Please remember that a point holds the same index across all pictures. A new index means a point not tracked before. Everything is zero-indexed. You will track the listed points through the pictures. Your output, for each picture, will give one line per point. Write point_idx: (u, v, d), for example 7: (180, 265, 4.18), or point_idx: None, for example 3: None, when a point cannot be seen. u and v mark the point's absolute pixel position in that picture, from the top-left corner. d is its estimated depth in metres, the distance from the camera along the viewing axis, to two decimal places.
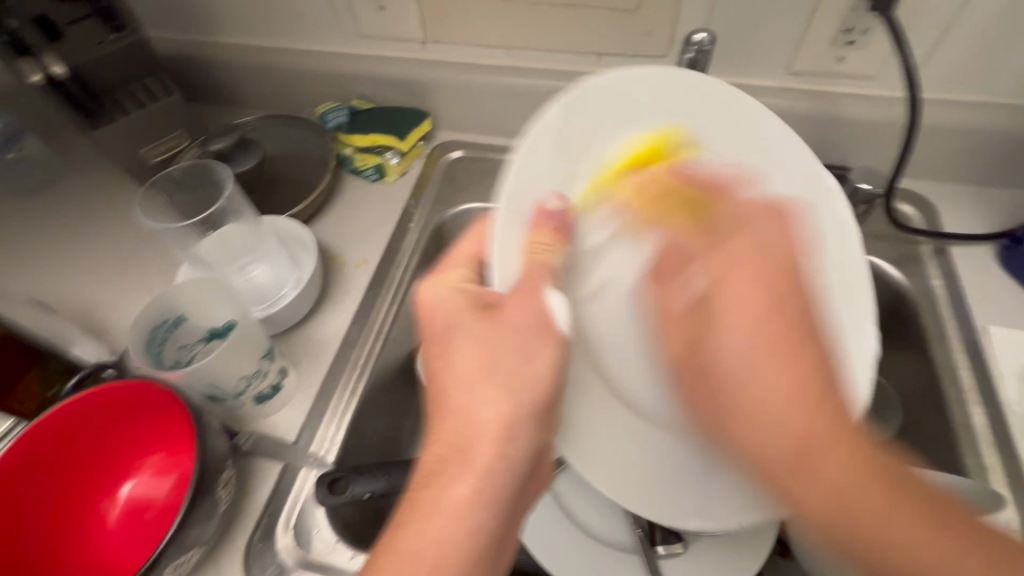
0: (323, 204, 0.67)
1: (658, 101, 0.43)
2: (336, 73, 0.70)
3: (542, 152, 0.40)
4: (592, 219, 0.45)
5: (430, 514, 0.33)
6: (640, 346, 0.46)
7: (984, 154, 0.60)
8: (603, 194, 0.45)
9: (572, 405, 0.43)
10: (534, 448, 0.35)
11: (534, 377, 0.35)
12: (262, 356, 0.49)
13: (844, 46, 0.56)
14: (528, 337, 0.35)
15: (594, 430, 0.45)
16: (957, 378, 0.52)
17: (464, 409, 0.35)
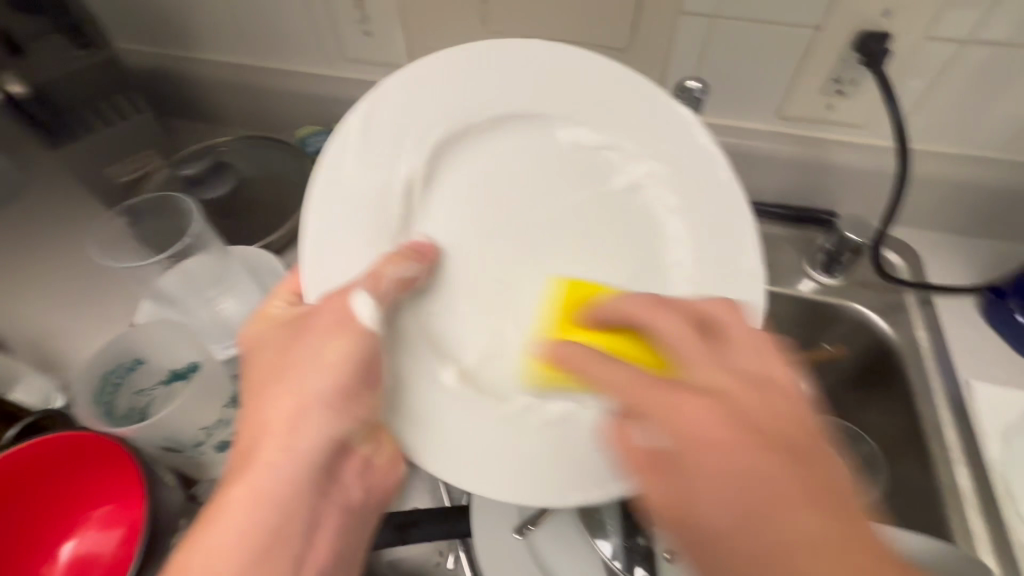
0: (300, 232, 0.65)
1: (485, 75, 0.40)
2: (320, 96, 0.68)
3: (348, 148, 0.38)
4: (431, 210, 0.40)
5: (220, 515, 0.32)
6: (487, 324, 0.40)
7: (967, 206, 0.61)
8: (445, 181, 0.41)
9: (412, 390, 0.37)
10: (329, 435, 0.35)
11: (326, 368, 0.35)
12: (227, 404, 0.46)
13: (834, 94, 0.56)
14: (316, 338, 0.35)
15: (433, 404, 0.37)
16: (943, 434, 0.51)
17: (263, 413, 0.35)
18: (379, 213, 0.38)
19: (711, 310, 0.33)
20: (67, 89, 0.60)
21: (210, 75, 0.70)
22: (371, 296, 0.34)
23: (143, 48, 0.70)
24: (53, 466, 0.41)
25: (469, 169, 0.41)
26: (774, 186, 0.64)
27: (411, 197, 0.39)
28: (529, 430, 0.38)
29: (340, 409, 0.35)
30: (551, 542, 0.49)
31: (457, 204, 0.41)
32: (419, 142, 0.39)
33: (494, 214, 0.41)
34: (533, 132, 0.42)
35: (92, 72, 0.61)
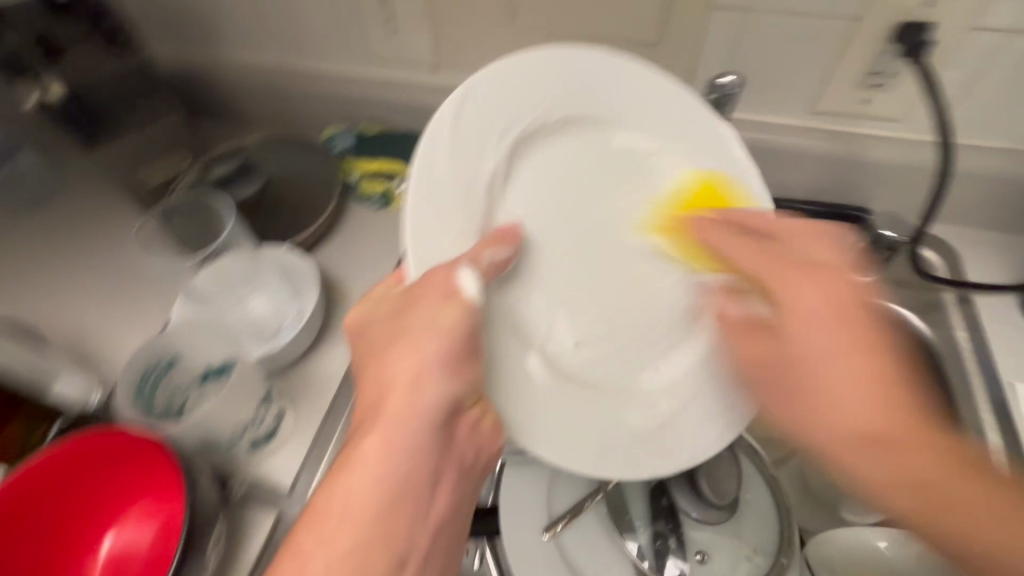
0: (327, 231, 0.65)
1: (555, 76, 0.41)
2: (346, 96, 0.69)
3: (439, 139, 0.37)
4: (512, 201, 0.40)
5: (350, 464, 0.34)
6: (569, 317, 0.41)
7: (1009, 202, 0.58)
8: (524, 172, 0.41)
9: (501, 371, 0.38)
10: (444, 399, 0.35)
11: (438, 333, 0.35)
12: (260, 400, 0.47)
13: (871, 88, 0.54)
14: (427, 311, 0.36)
15: (518, 386, 0.38)
16: (986, 438, 0.49)
17: (380, 375, 0.36)
18: (470, 208, 0.37)
19: (807, 247, 0.39)
20: (102, 94, 0.62)
21: (238, 75, 0.70)
22: (475, 271, 0.35)
23: (171, 49, 0.71)
24: (93, 460, 0.42)
25: (544, 163, 0.41)
26: (807, 181, 0.63)
27: (493, 192, 0.39)
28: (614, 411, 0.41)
29: (449, 374, 0.35)
30: (582, 541, 0.49)
31: (529, 200, 0.41)
32: (499, 142, 0.39)
33: (573, 206, 0.41)
34: (594, 134, 0.43)
35: (123, 76, 0.62)
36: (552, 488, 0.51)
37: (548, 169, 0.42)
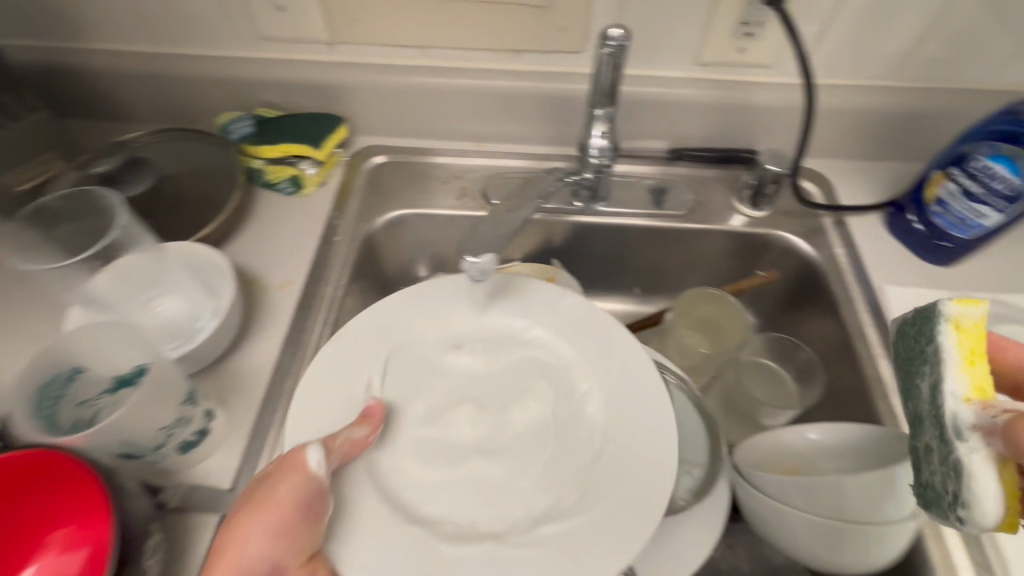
0: (237, 223, 0.63)
1: (424, 309, 0.50)
2: (239, 79, 0.66)
3: (319, 373, 0.45)
4: (395, 391, 0.46)
5: None
6: (443, 483, 0.42)
7: (866, 132, 0.67)
8: (398, 386, 0.46)
9: (354, 530, 0.38)
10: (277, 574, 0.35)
11: (281, 508, 0.36)
12: (183, 402, 0.44)
13: (744, 37, 0.60)
14: (281, 516, 0.36)
15: (366, 528, 0.38)
16: (866, 334, 0.56)
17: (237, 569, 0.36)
18: (349, 405, 0.44)
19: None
20: None
21: (114, 65, 0.65)
22: (323, 450, 0.38)
23: (40, 44, 0.65)
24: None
25: (418, 370, 0.47)
26: (701, 131, 0.68)
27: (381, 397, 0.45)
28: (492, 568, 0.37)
29: (285, 545, 0.36)
30: None
31: (409, 389, 0.46)
32: (376, 362, 0.46)
33: (438, 392, 0.47)
34: (461, 329, 0.50)
35: None
36: None
37: (421, 376, 0.47)
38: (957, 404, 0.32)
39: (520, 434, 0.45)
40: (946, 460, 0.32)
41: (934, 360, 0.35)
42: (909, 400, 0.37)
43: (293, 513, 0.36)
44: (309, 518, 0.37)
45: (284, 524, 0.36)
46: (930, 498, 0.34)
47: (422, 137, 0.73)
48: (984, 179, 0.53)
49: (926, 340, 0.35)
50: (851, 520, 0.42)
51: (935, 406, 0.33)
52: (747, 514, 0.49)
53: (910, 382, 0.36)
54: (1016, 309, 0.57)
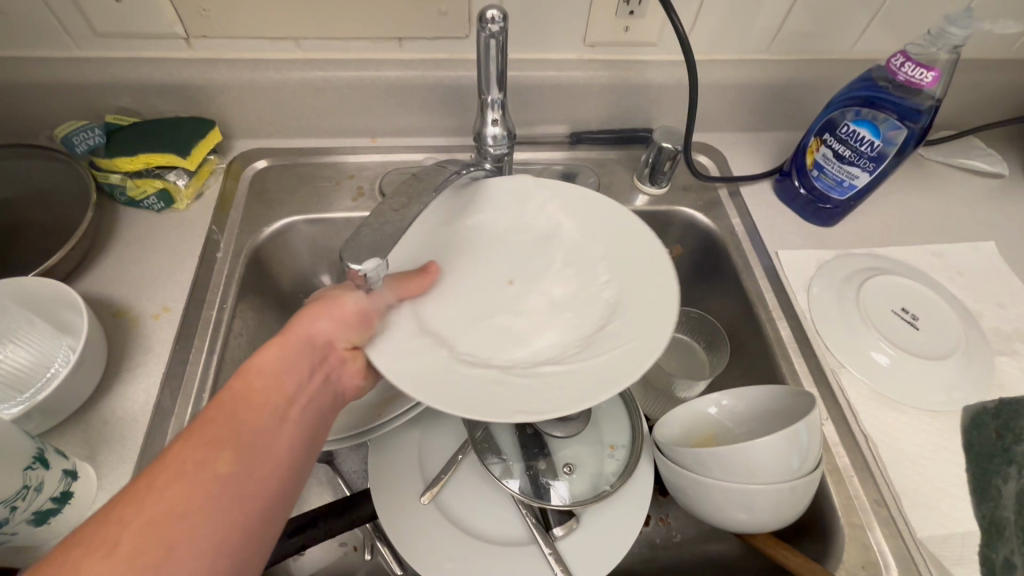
0: (95, 249, 0.55)
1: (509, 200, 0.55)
2: (80, 84, 0.58)
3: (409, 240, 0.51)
4: (463, 269, 0.51)
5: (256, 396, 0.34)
6: (483, 337, 0.46)
7: (748, 105, 0.70)
8: (469, 265, 0.51)
9: (392, 345, 0.41)
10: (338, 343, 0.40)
11: (350, 306, 0.41)
12: (29, 466, 0.37)
13: (626, 17, 0.60)
14: (347, 311, 0.41)
15: (401, 352, 0.40)
16: (764, 299, 0.59)
17: (306, 334, 0.39)
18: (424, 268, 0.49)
19: None
20: None
21: None
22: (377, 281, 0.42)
23: None
24: None
25: (485, 252, 0.53)
26: (596, 112, 0.68)
27: (452, 270, 0.50)
28: (500, 389, 0.40)
29: (353, 330, 0.41)
30: (458, 496, 0.49)
31: (476, 269, 0.51)
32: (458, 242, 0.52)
33: (495, 275, 0.51)
34: (523, 225, 0.54)
35: None
36: (423, 449, 0.51)
37: (487, 258, 0.52)
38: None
39: (557, 300, 0.50)
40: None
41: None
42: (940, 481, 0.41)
43: (355, 313, 0.41)
44: (361, 323, 0.41)
45: (350, 314, 0.41)
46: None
47: (310, 136, 0.67)
48: (852, 144, 0.57)
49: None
50: (761, 479, 0.44)
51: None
52: (671, 487, 0.49)
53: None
54: (889, 260, 0.62)
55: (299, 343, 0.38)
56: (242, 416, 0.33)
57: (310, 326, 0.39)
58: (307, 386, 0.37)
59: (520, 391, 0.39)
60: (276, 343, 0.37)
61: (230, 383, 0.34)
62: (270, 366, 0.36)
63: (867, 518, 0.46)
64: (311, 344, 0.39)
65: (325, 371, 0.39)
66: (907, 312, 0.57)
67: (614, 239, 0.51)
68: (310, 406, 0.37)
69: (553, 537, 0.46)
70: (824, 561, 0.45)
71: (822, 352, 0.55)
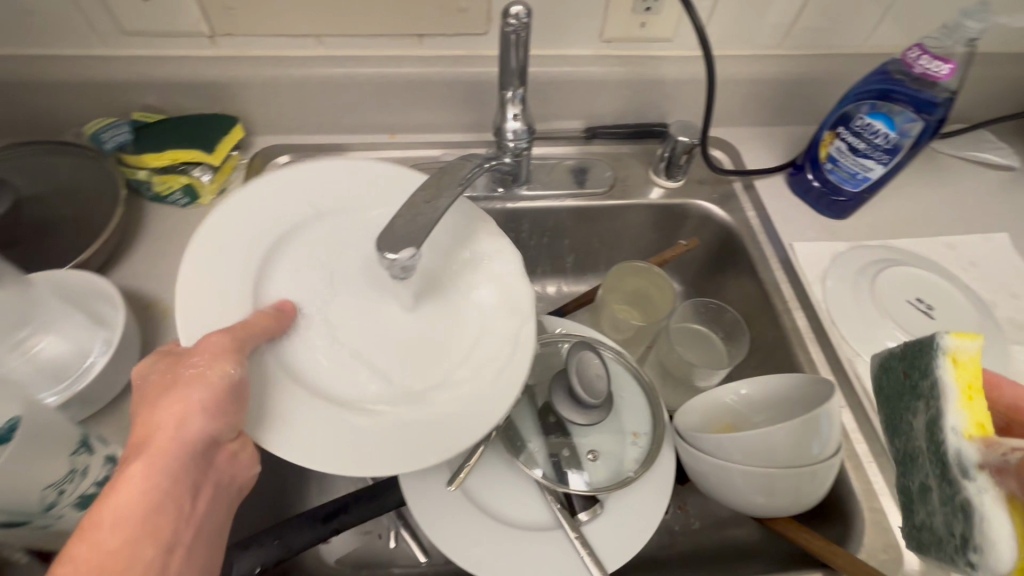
0: (123, 244, 0.56)
1: (293, 200, 0.47)
2: (108, 81, 0.59)
3: (217, 261, 0.42)
4: (281, 271, 0.44)
5: (118, 539, 0.29)
6: (365, 343, 0.42)
7: (761, 99, 0.71)
8: (309, 253, 0.45)
9: (269, 400, 0.38)
10: (209, 438, 0.34)
11: (203, 383, 0.34)
12: (75, 451, 0.38)
13: (643, 12, 0.61)
14: (207, 391, 0.34)
15: (271, 405, 0.38)
16: (780, 289, 0.60)
17: (173, 437, 0.33)
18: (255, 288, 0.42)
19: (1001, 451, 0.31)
20: None
21: None
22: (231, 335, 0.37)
23: None
24: None
25: (305, 245, 0.45)
26: (612, 107, 0.69)
27: (285, 273, 0.44)
28: (397, 427, 0.39)
29: (224, 414, 0.35)
30: (484, 484, 0.50)
31: (304, 262, 0.45)
32: (285, 243, 0.45)
33: (313, 268, 0.44)
34: (307, 216, 0.47)
35: None
36: None
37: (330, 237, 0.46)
38: (958, 438, 0.32)
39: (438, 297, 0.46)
40: (950, 498, 0.32)
41: (934, 396, 0.34)
42: (900, 436, 0.37)
43: (224, 390, 0.35)
44: (235, 400, 0.36)
45: (220, 393, 0.35)
46: (926, 541, 0.34)
47: (329, 133, 0.68)
48: (867, 136, 0.58)
49: (924, 373, 0.35)
50: (781, 462, 0.45)
51: (936, 440, 0.33)
52: (691, 473, 0.50)
53: (904, 420, 0.37)
54: (903, 251, 0.63)
55: (169, 457, 0.32)
56: (112, 573, 0.28)
57: (175, 427, 0.33)
58: (191, 504, 0.33)
59: (420, 434, 0.39)
60: (138, 461, 0.32)
61: (77, 539, 0.28)
62: (135, 495, 0.30)
63: (885, 501, 0.47)
64: (184, 451, 0.33)
65: (208, 478, 0.34)
66: (921, 302, 0.58)
67: (502, 277, 0.46)
68: (195, 530, 0.33)
69: (578, 521, 0.47)
70: (844, 543, 0.46)
71: (838, 341, 0.56)
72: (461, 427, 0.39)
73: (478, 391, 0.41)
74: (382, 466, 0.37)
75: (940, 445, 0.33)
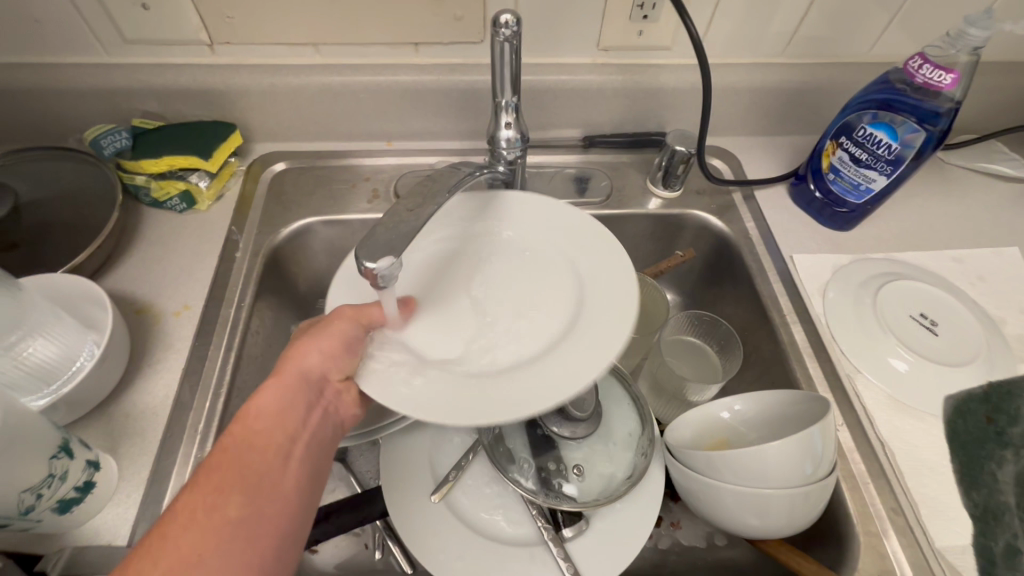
0: (118, 249, 0.57)
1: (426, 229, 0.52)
2: (108, 88, 0.60)
3: (356, 278, 0.48)
4: (413, 283, 0.48)
5: (253, 434, 0.36)
6: (477, 333, 0.44)
7: (762, 108, 0.70)
8: (440, 271, 0.49)
9: (382, 367, 0.40)
10: (324, 369, 0.40)
11: (331, 337, 0.40)
12: (53, 456, 0.38)
13: (640, 20, 0.60)
14: (330, 339, 0.40)
15: (388, 370, 0.39)
16: (778, 302, 0.59)
17: (298, 362, 0.40)
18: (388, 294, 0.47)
19: None
20: None
21: None
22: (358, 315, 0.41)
23: None
24: None
25: (432, 265, 0.49)
26: (610, 116, 0.68)
27: (416, 285, 0.48)
28: (506, 385, 0.39)
29: (342, 356, 0.40)
30: (470, 497, 0.49)
31: (434, 278, 0.48)
32: (413, 264, 0.49)
33: (444, 283, 0.48)
34: (435, 242, 0.51)
35: None
36: (433, 450, 0.52)
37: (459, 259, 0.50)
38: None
39: (543, 290, 0.47)
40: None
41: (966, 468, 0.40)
42: None
43: (343, 339, 0.40)
44: (350, 348, 0.40)
45: (341, 343, 0.40)
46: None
47: (327, 140, 0.69)
48: (869, 147, 0.56)
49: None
50: (774, 483, 0.43)
51: None
52: (683, 491, 0.49)
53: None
54: (907, 265, 0.61)
55: (294, 383, 0.39)
56: (248, 458, 0.35)
57: (302, 361, 0.40)
58: (305, 422, 0.38)
59: (525, 386, 0.38)
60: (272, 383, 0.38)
61: (229, 431, 0.35)
62: (268, 407, 0.37)
63: (883, 525, 0.45)
64: (302, 380, 0.39)
65: (322, 406, 0.40)
66: (926, 317, 0.56)
67: (595, 263, 0.47)
68: (310, 445, 0.38)
69: (563, 538, 0.46)
70: (838, 568, 0.44)
71: (838, 357, 0.54)
72: (563, 377, 0.39)
73: (575, 349, 0.40)
74: (491, 415, 0.36)
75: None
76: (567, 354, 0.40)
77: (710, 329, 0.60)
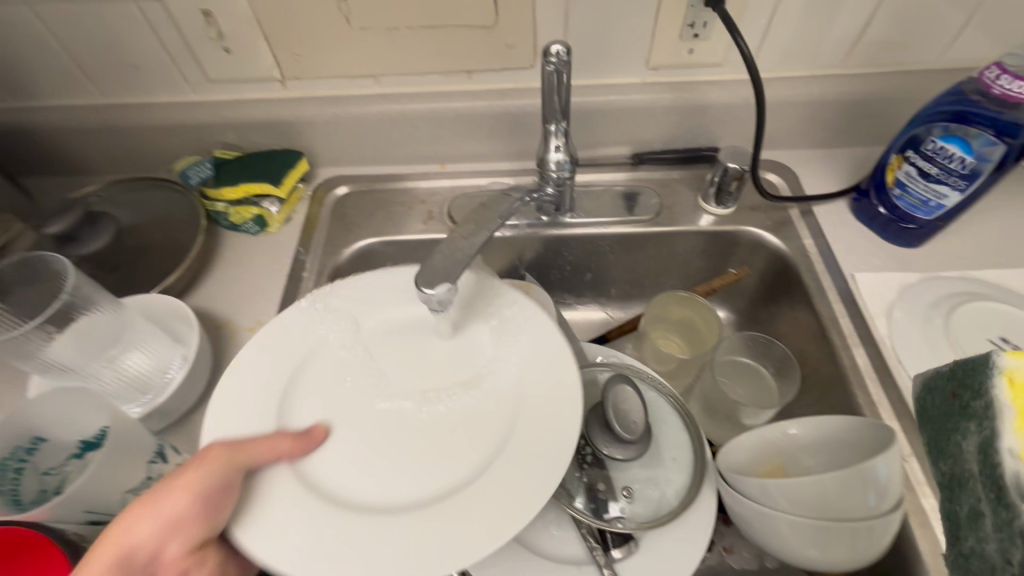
0: (201, 269, 0.62)
1: (352, 302, 0.48)
2: (194, 123, 0.66)
3: (262, 361, 0.44)
4: (326, 379, 0.44)
5: None
6: (376, 454, 0.41)
7: (821, 120, 0.68)
8: (362, 365, 0.45)
9: (260, 505, 0.37)
10: (158, 548, 0.36)
11: (189, 489, 0.36)
12: (151, 461, 0.43)
13: (691, 39, 0.60)
14: (185, 499, 0.36)
15: (274, 513, 0.37)
16: (839, 323, 0.56)
17: (125, 545, 0.35)
18: (289, 391, 0.43)
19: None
20: None
21: (67, 120, 0.66)
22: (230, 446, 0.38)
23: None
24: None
25: (351, 354, 0.46)
26: (660, 133, 0.68)
27: (328, 380, 0.44)
28: (400, 538, 0.36)
29: (188, 528, 0.36)
30: None
31: (349, 374, 0.45)
32: (330, 351, 0.46)
33: (355, 381, 0.44)
34: (355, 324, 0.47)
35: None
36: None
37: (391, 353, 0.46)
38: (1018, 463, 0.30)
39: (466, 403, 0.44)
40: (1006, 525, 0.30)
41: (988, 414, 0.32)
42: (947, 459, 0.36)
43: (197, 504, 0.36)
44: (205, 512, 0.36)
45: (186, 515, 0.36)
46: (974, 569, 0.32)
47: (385, 164, 0.73)
48: (940, 160, 0.53)
49: (978, 392, 0.34)
50: (833, 515, 0.42)
51: (993, 463, 0.31)
52: (735, 517, 0.48)
53: (950, 443, 0.35)
54: (986, 285, 0.57)
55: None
56: None
57: (132, 545, 0.35)
58: None
59: (414, 544, 0.36)
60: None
61: None
62: None
63: None
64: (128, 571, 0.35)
65: None
66: (1007, 342, 0.52)
67: (547, 396, 0.42)
68: None
69: (612, 558, 0.47)
70: None
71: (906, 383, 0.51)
72: (460, 546, 0.36)
73: (478, 505, 0.38)
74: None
75: (997, 468, 0.31)
76: (471, 509, 0.37)
77: (763, 349, 0.59)
